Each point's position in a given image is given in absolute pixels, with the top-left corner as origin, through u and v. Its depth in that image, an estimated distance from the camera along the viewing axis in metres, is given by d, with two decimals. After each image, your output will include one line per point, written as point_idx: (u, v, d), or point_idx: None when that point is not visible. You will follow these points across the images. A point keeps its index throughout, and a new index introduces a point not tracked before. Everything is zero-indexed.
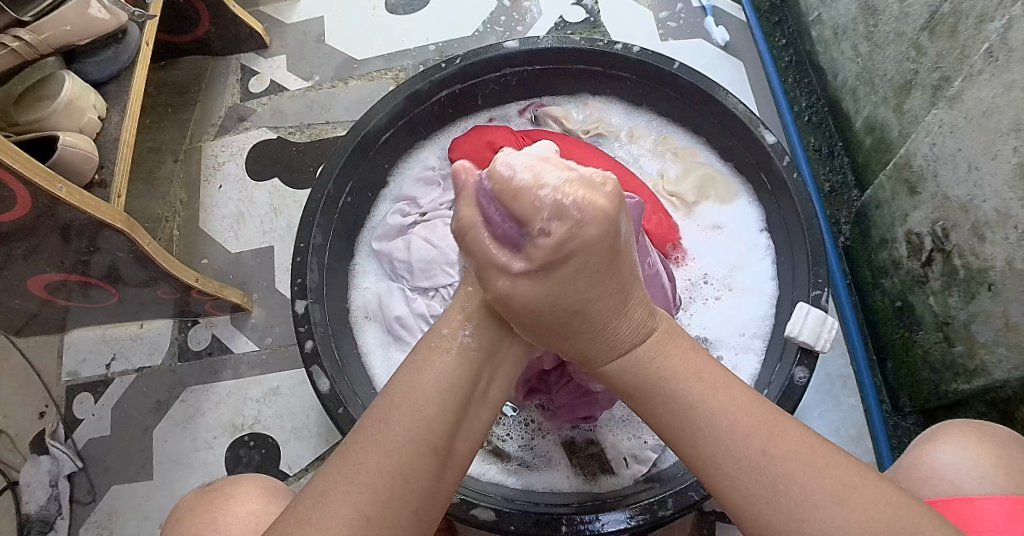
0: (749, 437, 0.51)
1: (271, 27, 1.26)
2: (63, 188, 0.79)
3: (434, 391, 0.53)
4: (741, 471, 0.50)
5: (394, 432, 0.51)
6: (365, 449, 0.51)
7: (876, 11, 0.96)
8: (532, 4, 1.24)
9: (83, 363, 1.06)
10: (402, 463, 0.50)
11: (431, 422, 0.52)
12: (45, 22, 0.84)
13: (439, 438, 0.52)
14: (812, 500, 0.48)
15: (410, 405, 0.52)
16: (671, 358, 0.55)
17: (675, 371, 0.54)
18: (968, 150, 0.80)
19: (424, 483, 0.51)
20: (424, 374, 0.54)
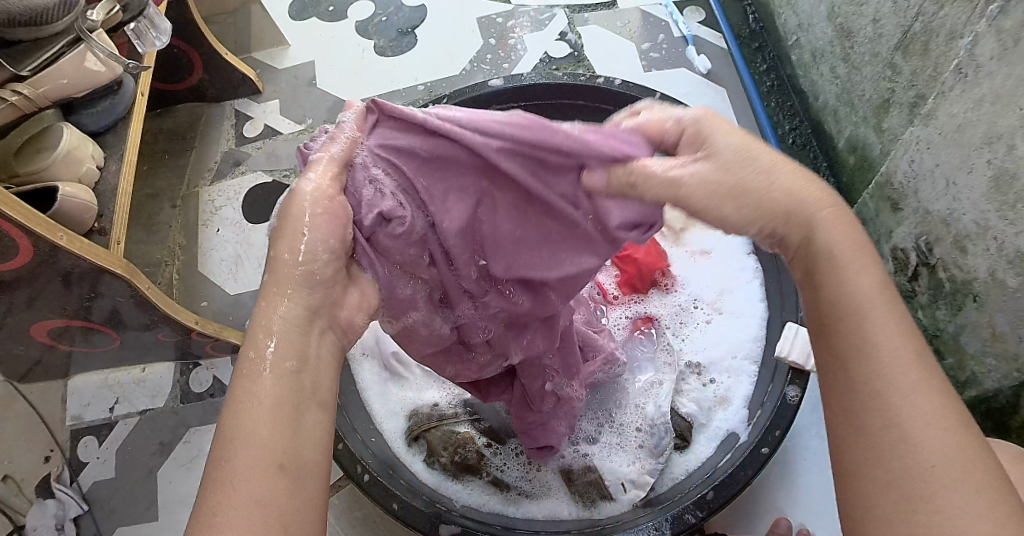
0: (894, 367, 0.48)
1: (265, 73, 1.29)
2: (63, 236, 0.81)
3: (255, 414, 0.48)
4: (860, 383, 0.48)
5: (232, 469, 0.46)
6: (208, 501, 0.45)
7: (851, 33, 0.99)
8: (517, 41, 1.27)
9: (86, 407, 1.07)
10: (263, 490, 0.45)
11: (263, 441, 0.47)
12: (44, 75, 0.87)
13: (286, 453, 0.47)
14: (926, 424, 0.46)
15: (252, 428, 0.47)
16: (858, 264, 0.52)
17: (860, 275, 0.51)
18: (944, 165, 0.81)
19: (283, 503, 0.45)
20: (239, 403, 0.49)
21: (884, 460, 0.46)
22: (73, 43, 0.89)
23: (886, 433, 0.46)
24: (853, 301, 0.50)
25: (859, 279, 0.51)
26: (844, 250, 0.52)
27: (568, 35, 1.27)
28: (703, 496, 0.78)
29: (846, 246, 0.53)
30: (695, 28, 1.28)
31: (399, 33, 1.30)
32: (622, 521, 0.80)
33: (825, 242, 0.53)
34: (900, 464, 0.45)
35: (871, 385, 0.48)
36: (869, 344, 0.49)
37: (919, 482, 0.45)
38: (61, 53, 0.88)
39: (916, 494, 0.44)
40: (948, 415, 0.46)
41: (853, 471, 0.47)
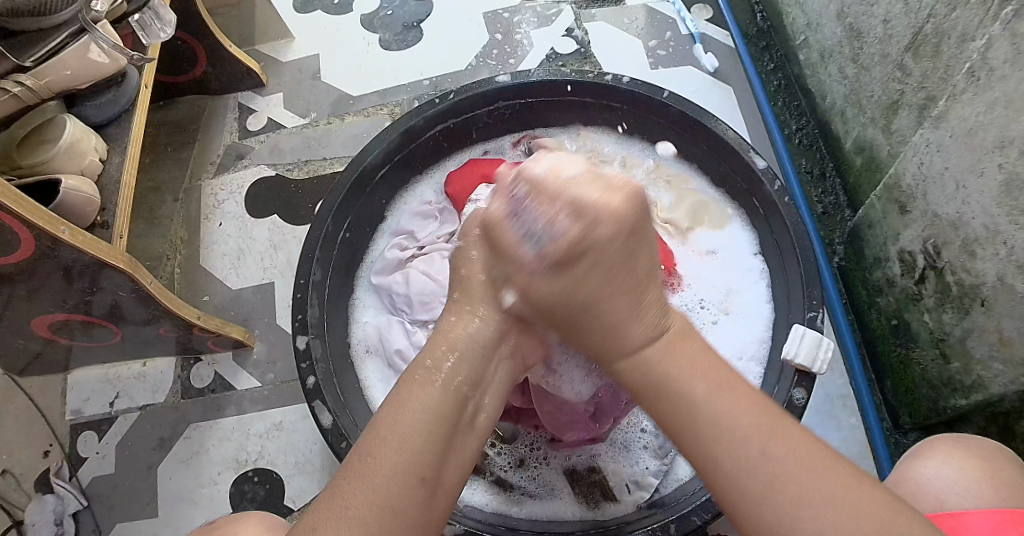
0: (748, 438, 0.52)
1: (268, 66, 1.28)
2: (65, 229, 0.80)
3: (414, 424, 0.54)
4: (741, 469, 0.51)
5: (385, 463, 0.52)
6: (352, 483, 0.52)
7: (861, 33, 0.98)
8: (523, 37, 1.26)
9: (86, 401, 1.07)
10: (392, 495, 0.51)
11: (422, 453, 0.53)
12: (45, 67, 0.86)
13: (428, 468, 0.53)
14: (807, 500, 0.49)
15: (397, 437, 0.53)
16: (680, 359, 0.56)
17: (677, 366, 0.56)
18: (954, 169, 0.81)
19: (417, 511, 0.52)
20: (405, 408, 0.55)
21: (783, 529, 0.49)
22: (77, 33, 0.87)
23: (779, 511, 0.49)
24: (664, 381, 0.55)
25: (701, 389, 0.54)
26: (680, 369, 0.56)
27: (574, 32, 1.26)
28: (708, 498, 0.77)
29: (657, 345, 0.57)
30: (702, 26, 1.27)
31: (403, 26, 1.29)
32: (627, 522, 0.79)
33: (659, 371, 0.56)
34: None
35: (753, 479, 0.50)
36: (698, 424, 0.53)
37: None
38: (66, 44, 0.87)
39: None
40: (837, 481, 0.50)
41: None
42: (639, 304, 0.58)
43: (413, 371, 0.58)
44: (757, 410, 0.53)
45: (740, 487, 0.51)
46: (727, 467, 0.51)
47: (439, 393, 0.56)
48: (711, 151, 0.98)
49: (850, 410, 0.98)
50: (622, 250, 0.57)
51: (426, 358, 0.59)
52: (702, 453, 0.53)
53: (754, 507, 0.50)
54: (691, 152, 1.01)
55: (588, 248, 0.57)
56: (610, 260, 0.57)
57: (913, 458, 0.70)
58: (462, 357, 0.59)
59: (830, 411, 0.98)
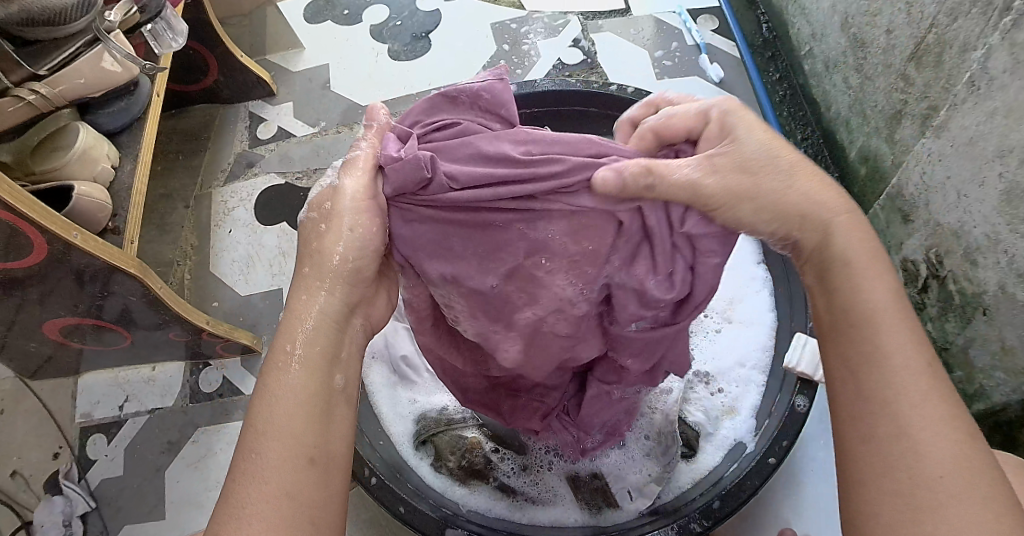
0: (908, 368, 0.51)
1: (278, 75, 1.30)
2: (77, 235, 0.82)
3: (289, 409, 0.54)
4: (894, 387, 0.51)
5: (270, 455, 0.52)
6: (246, 479, 0.51)
7: (864, 44, 0.99)
8: (530, 48, 1.28)
9: (96, 404, 1.08)
10: (287, 482, 0.51)
11: (304, 435, 0.53)
12: (59, 76, 0.88)
13: (314, 448, 0.53)
14: (933, 431, 0.49)
15: (276, 427, 0.53)
16: (878, 278, 0.55)
17: (864, 262, 0.56)
18: (956, 177, 0.81)
19: (314, 493, 0.52)
20: (271, 398, 0.54)
21: (887, 458, 0.49)
22: (90, 43, 0.89)
23: (894, 439, 0.49)
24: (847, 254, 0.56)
25: (877, 286, 0.54)
26: (860, 254, 0.56)
27: (580, 42, 1.27)
28: (709, 505, 0.78)
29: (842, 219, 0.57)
30: (708, 36, 1.28)
31: (412, 37, 1.31)
32: (628, 528, 0.80)
33: (843, 250, 0.56)
34: (914, 463, 0.48)
35: (877, 400, 0.51)
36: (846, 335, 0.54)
37: (917, 487, 0.48)
38: (79, 54, 0.89)
39: (921, 501, 0.47)
40: (954, 427, 0.49)
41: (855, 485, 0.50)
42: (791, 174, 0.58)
43: (272, 361, 0.56)
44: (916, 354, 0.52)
45: (870, 397, 0.51)
46: (867, 380, 0.52)
47: (296, 371, 0.56)
48: None
49: None
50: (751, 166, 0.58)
51: (284, 345, 0.57)
52: (859, 358, 0.53)
53: (869, 426, 0.51)
54: None
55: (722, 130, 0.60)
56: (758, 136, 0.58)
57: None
58: (318, 331, 0.58)
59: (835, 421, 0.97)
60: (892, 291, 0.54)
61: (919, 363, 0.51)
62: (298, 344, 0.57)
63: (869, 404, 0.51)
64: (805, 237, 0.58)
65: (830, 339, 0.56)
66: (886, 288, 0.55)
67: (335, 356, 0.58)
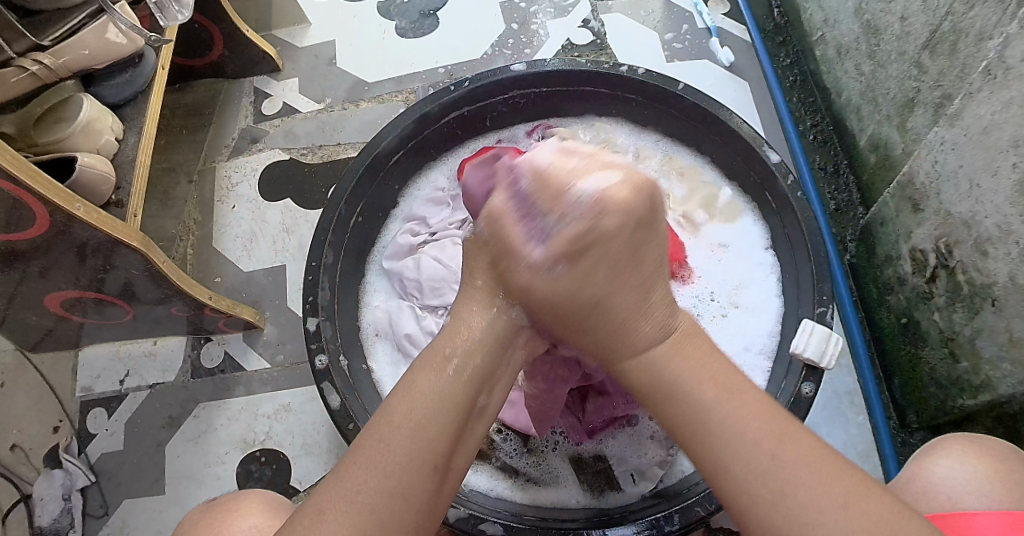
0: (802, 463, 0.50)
1: (284, 50, 1.28)
2: (80, 207, 0.81)
3: (427, 407, 0.53)
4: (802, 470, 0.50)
5: (395, 450, 0.51)
6: (364, 464, 0.51)
7: (878, 30, 0.98)
8: (540, 27, 1.26)
9: (96, 379, 1.08)
10: (405, 483, 0.50)
11: (432, 441, 0.52)
12: (63, 46, 0.87)
13: (439, 456, 0.52)
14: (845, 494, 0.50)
15: (410, 422, 0.52)
16: (689, 360, 0.54)
17: (686, 367, 0.53)
18: (968, 167, 0.81)
19: (426, 499, 0.51)
20: (410, 393, 0.54)
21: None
22: (95, 13, 0.89)
23: (779, 509, 0.48)
24: (660, 379, 0.53)
25: (725, 406, 0.51)
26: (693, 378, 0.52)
27: (591, 23, 1.26)
28: (712, 490, 0.78)
29: (664, 343, 0.54)
30: (719, 20, 1.27)
31: (420, 14, 1.29)
32: (630, 511, 0.80)
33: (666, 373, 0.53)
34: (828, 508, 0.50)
35: (756, 476, 0.49)
36: (704, 425, 0.51)
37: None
38: (83, 24, 0.88)
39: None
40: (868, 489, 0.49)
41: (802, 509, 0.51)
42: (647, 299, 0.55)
43: (427, 357, 0.56)
44: (762, 415, 0.51)
45: (712, 472, 0.50)
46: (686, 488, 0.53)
47: (436, 392, 0.54)
48: (726, 147, 0.98)
49: (857, 407, 0.99)
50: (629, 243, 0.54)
51: (442, 348, 0.56)
52: (692, 425, 0.51)
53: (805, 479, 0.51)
54: (704, 146, 1.02)
55: (596, 239, 0.54)
56: (618, 250, 0.54)
57: (928, 451, 0.71)
58: (477, 348, 0.57)
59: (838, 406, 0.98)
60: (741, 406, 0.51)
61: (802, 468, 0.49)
62: (455, 357, 0.56)
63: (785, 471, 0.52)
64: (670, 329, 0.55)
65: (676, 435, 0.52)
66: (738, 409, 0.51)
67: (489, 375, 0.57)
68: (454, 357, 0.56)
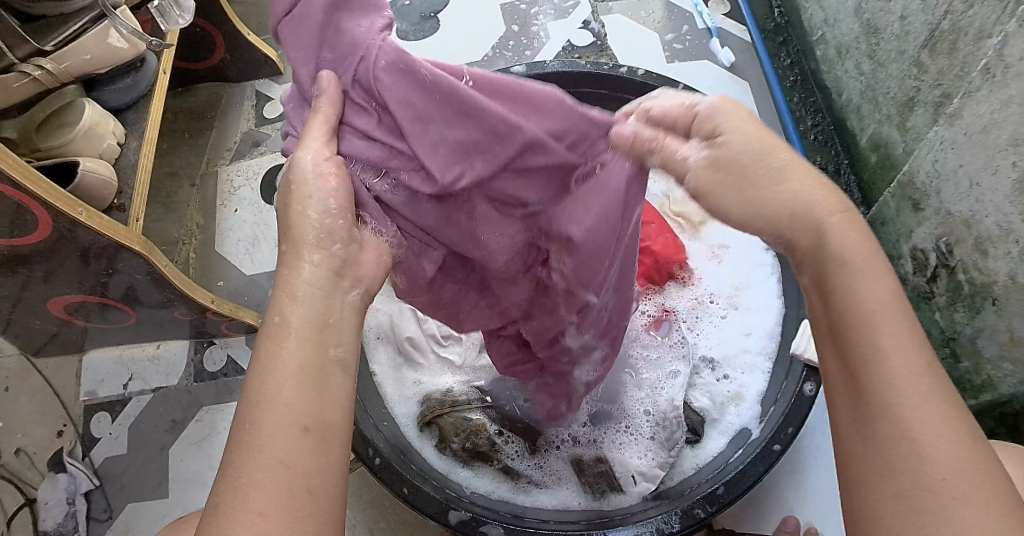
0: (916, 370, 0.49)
1: (285, 54, 1.29)
2: (83, 212, 0.82)
3: (281, 382, 0.52)
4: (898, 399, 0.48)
5: (262, 433, 0.50)
6: (243, 457, 0.49)
7: (878, 30, 0.98)
8: (540, 29, 1.26)
9: (100, 382, 1.08)
10: (293, 457, 0.49)
11: (292, 406, 0.51)
12: (66, 51, 0.87)
13: (308, 417, 0.51)
14: (935, 434, 0.47)
15: (273, 401, 0.51)
16: (853, 237, 0.53)
17: (858, 253, 0.53)
18: (968, 166, 0.80)
19: (316, 463, 0.50)
20: (263, 378, 0.52)
21: (875, 441, 0.49)
22: (98, 18, 0.89)
23: (885, 418, 0.48)
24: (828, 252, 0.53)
25: (875, 284, 0.52)
26: (857, 250, 0.53)
27: (591, 24, 1.26)
28: (713, 491, 0.78)
29: (838, 221, 0.54)
30: (719, 20, 1.27)
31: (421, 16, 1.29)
32: (632, 513, 0.80)
33: (839, 247, 0.53)
34: (918, 459, 0.47)
35: (890, 379, 0.49)
36: (854, 303, 0.51)
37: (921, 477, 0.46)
38: (85, 30, 0.89)
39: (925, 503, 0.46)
40: (957, 430, 0.47)
41: (861, 475, 0.49)
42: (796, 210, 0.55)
43: (267, 330, 0.54)
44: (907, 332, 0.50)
45: (848, 359, 0.51)
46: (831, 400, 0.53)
47: (292, 366, 0.52)
48: None
49: None
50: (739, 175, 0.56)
51: (280, 322, 0.54)
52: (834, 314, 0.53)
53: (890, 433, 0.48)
54: None
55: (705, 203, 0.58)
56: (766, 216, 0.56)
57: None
58: (309, 310, 0.55)
59: None
60: (891, 291, 0.51)
61: (921, 369, 0.49)
62: (295, 320, 0.54)
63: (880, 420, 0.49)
64: (797, 234, 0.55)
65: (834, 317, 0.53)
66: (886, 288, 0.52)
67: (322, 325, 0.55)
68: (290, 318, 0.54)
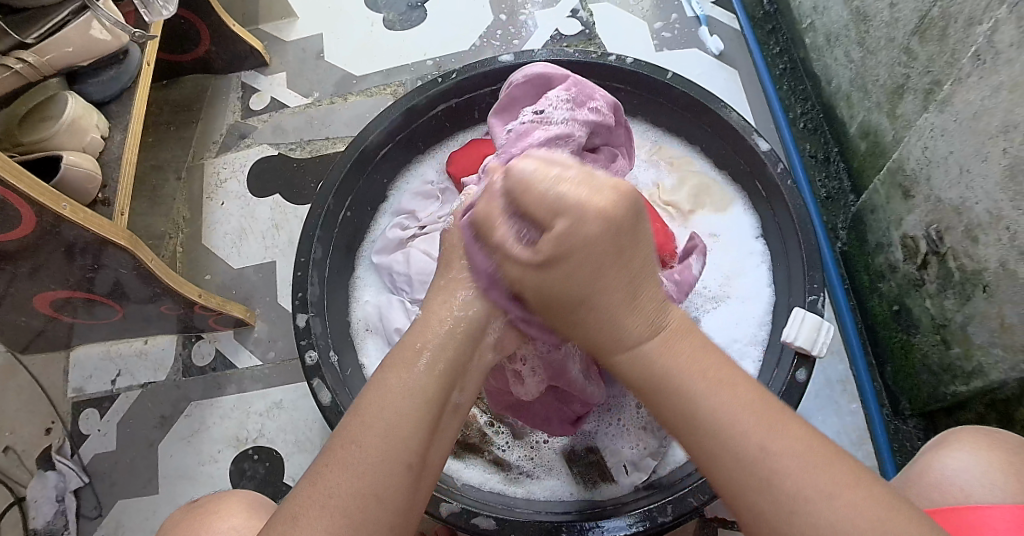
0: (748, 435, 0.48)
1: (271, 45, 1.28)
2: (67, 206, 0.80)
3: (396, 408, 0.52)
4: (743, 466, 0.48)
5: (369, 450, 0.50)
6: (336, 470, 0.50)
7: (867, 17, 0.97)
8: (528, 18, 1.25)
9: (88, 379, 1.07)
10: (374, 480, 0.50)
11: (406, 438, 0.51)
12: (47, 44, 0.86)
13: (411, 453, 0.51)
14: (806, 494, 0.46)
15: (382, 423, 0.51)
16: (680, 357, 0.52)
17: (680, 364, 0.51)
18: (959, 153, 0.80)
19: (398, 499, 0.50)
20: (382, 392, 0.53)
21: (763, 513, 0.47)
22: (79, 10, 0.88)
23: (780, 511, 0.47)
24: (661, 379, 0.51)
25: (710, 395, 0.50)
26: (678, 366, 0.51)
27: (579, 13, 1.25)
28: (705, 480, 0.77)
29: (653, 343, 0.52)
30: (708, 8, 1.26)
31: (407, 6, 1.28)
32: (623, 503, 0.80)
33: (653, 369, 0.51)
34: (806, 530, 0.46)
35: (742, 466, 0.48)
36: (694, 418, 0.50)
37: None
38: (67, 21, 0.87)
39: None
40: (826, 462, 0.47)
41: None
42: (634, 297, 0.53)
43: (401, 352, 0.55)
44: (755, 396, 0.50)
45: (714, 465, 0.49)
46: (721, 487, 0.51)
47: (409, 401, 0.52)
48: (716, 134, 0.98)
49: (851, 395, 0.99)
50: (612, 244, 0.52)
51: (414, 342, 0.55)
52: (682, 426, 0.50)
53: (763, 498, 0.47)
54: (694, 134, 1.02)
55: (575, 245, 0.52)
56: (600, 252, 0.52)
57: (941, 443, 0.70)
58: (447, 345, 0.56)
59: (831, 394, 0.99)
60: (707, 382, 0.50)
61: (754, 443, 0.48)
62: (427, 351, 0.55)
63: (748, 494, 0.48)
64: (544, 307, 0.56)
65: (645, 398, 0.52)
66: (703, 382, 0.50)
67: (456, 375, 0.56)
68: (427, 350, 0.55)
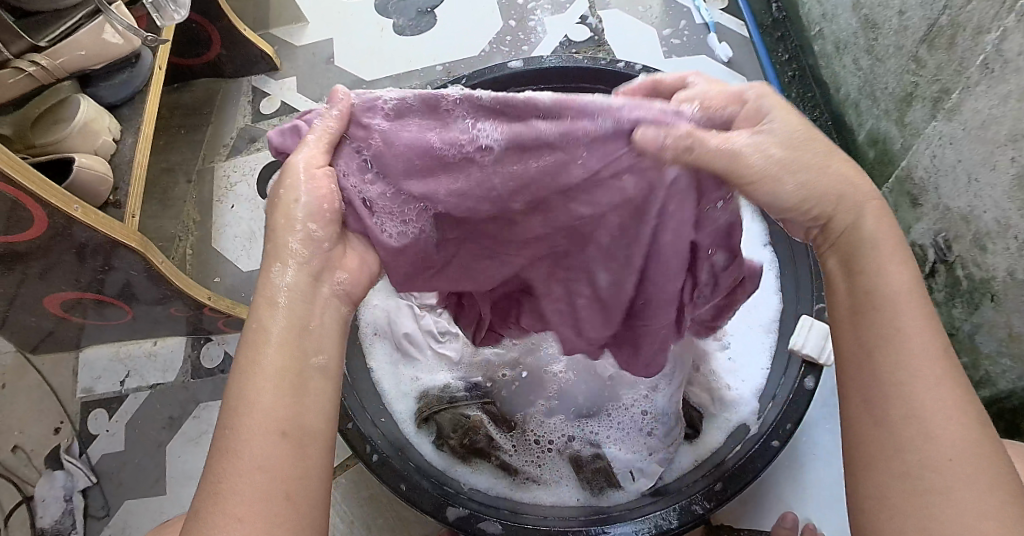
0: (930, 388, 0.50)
1: (282, 49, 1.28)
2: (78, 208, 0.81)
3: (262, 389, 0.52)
4: (901, 412, 0.50)
5: (253, 441, 0.50)
6: (233, 466, 0.50)
7: (876, 25, 0.97)
8: (537, 24, 1.26)
9: (98, 379, 1.08)
10: (277, 462, 0.50)
11: (275, 413, 0.52)
12: (60, 47, 0.87)
13: (288, 423, 0.52)
14: (947, 459, 0.48)
15: (255, 412, 0.52)
16: (913, 300, 0.53)
17: (903, 300, 0.53)
18: (967, 161, 0.80)
19: (298, 470, 0.51)
20: (246, 384, 0.53)
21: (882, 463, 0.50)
22: (92, 14, 0.89)
23: (914, 472, 0.49)
24: (898, 333, 0.53)
25: (908, 317, 0.53)
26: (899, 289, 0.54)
27: (588, 19, 1.26)
28: (710, 488, 0.78)
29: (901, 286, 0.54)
30: (717, 15, 1.27)
31: (417, 12, 1.29)
32: (630, 509, 0.80)
33: (872, 286, 0.55)
34: (928, 495, 0.48)
35: (898, 406, 0.51)
36: (889, 347, 0.52)
37: (927, 506, 0.48)
38: (80, 25, 0.88)
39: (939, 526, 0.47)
40: (969, 446, 0.48)
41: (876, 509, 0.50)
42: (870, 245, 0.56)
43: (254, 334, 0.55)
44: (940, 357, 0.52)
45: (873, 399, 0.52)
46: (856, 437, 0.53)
47: (273, 368, 0.53)
48: None
49: None
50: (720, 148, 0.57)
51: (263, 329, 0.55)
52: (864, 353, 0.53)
53: (897, 452, 0.50)
54: None
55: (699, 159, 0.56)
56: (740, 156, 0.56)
57: None
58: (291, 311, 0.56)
59: None
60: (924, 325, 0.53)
61: (929, 391, 0.50)
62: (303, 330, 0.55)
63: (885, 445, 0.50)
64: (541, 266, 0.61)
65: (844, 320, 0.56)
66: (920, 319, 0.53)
67: (304, 330, 0.56)
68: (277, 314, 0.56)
